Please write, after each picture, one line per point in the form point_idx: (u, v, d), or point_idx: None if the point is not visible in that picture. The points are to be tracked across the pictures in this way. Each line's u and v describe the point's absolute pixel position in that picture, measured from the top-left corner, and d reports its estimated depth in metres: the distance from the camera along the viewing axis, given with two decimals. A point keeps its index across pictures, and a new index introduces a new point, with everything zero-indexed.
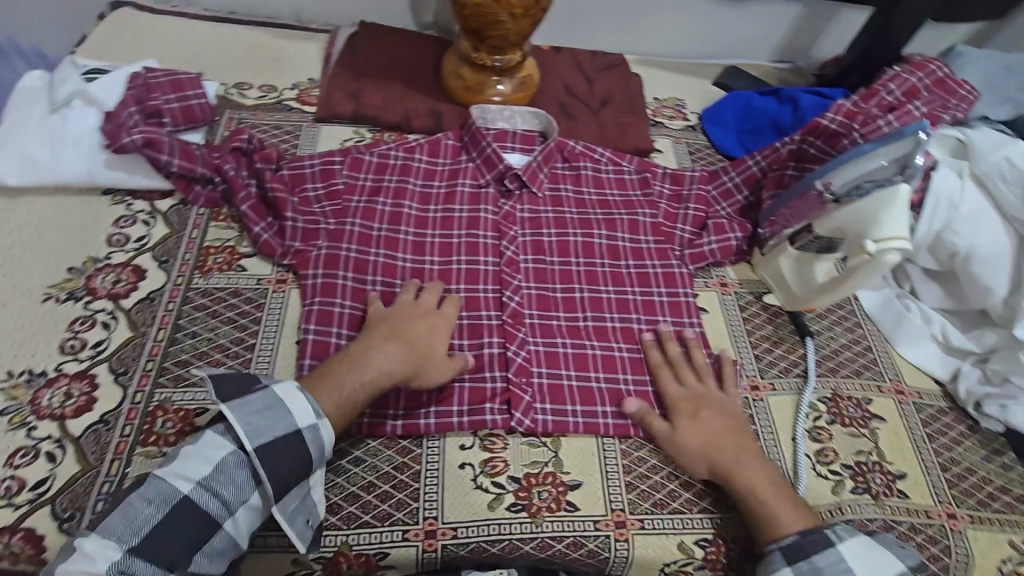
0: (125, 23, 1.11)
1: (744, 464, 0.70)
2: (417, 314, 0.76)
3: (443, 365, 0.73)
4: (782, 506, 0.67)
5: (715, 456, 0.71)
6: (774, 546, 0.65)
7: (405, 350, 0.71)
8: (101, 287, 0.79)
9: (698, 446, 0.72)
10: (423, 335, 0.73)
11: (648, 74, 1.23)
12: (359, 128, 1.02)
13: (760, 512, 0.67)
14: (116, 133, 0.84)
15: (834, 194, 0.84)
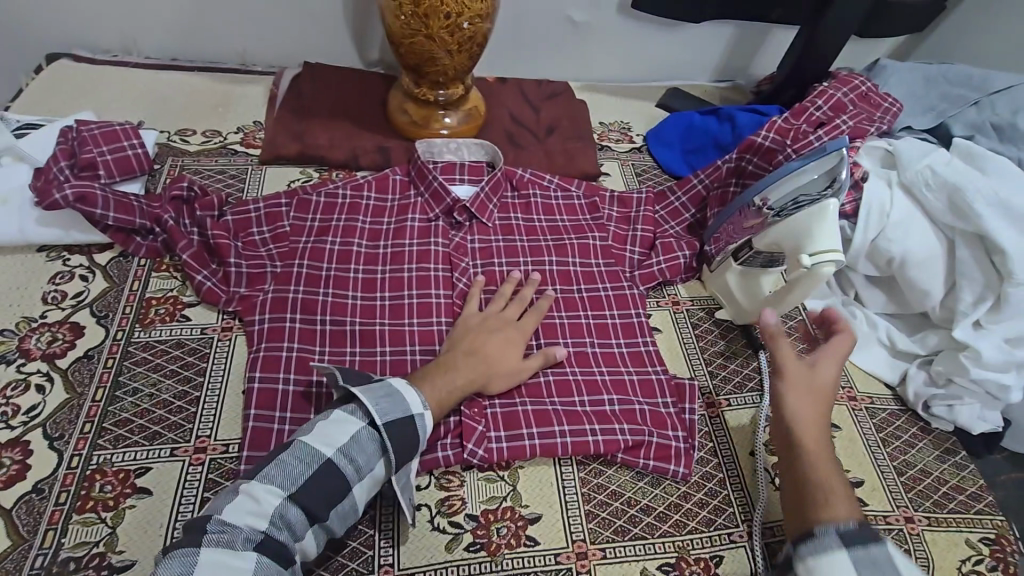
0: (62, 75, 1.09)
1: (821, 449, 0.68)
2: (500, 324, 0.81)
3: (518, 371, 0.78)
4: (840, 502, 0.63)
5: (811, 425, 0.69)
6: (830, 528, 0.60)
7: (478, 363, 0.75)
8: (35, 348, 0.76)
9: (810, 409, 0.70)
10: (501, 343, 0.78)
11: (593, 99, 1.26)
12: (306, 168, 1.02)
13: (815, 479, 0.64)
14: (46, 190, 0.82)
15: (768, 213, 0.85)
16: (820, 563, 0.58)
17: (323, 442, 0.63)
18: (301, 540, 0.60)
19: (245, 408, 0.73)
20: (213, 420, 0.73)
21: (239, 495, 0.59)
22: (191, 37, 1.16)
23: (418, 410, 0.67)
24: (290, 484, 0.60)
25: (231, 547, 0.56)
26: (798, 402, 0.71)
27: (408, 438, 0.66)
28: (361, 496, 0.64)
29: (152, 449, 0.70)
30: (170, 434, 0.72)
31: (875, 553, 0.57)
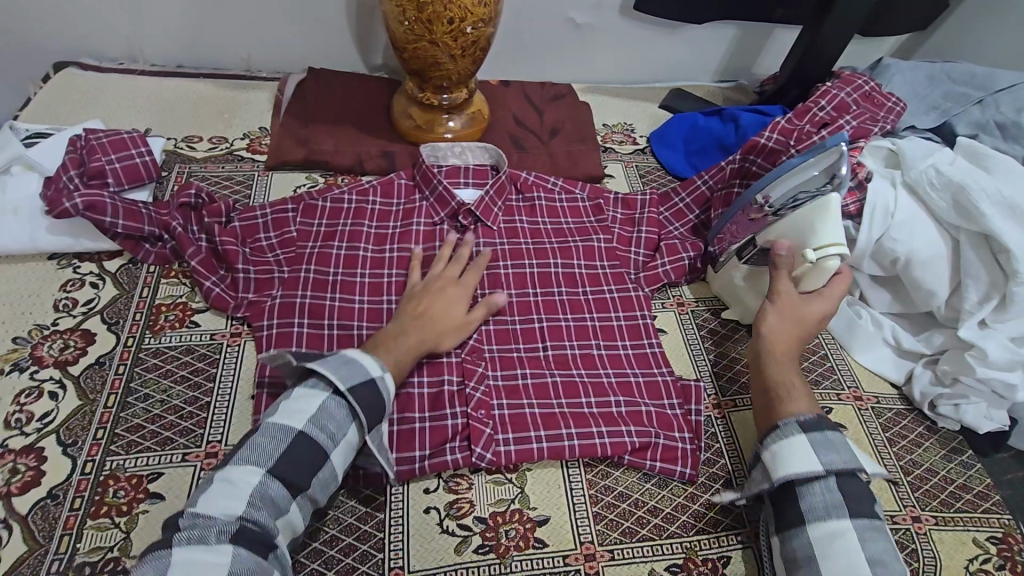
0: (69, 83, 1.10)
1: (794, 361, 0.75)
2: (444, 284, 0.84)
3: (463, 326, 0.81)
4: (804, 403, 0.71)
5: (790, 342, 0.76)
6: (792, 422, 0.68)
7: (426, 325, 0.78)
8: (47, 356, 0.77)
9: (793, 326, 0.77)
10: (444, 303, 0.81)
11: (596, 101, 1.26)
12: (312, 174, 1.03)
13: (783, 382, 0.73)
14: (57, 199, 0.83)
15: (771, 208, 0.86)
16: (784, 441, 0.67)
17: (291, 417, 0.64)
18: (284, 516, 0.61)
19: (256, 413, 0.74)
20: (224, 425, 0.74)
21: (213, 485, 0.60)
22: (197, 44, 1.17)
23: (378, 371, 0.68)
24: (265, 461, 0.61)
25: (204, 542, 0.55)
26: (781, 320, 0.77)
27: (374, 400, 0.67)
28: (339, 463, 0.65)
29: (163, 454, 0.71)
30: (181, 439, 0.72)
31: (830, 437, 0.66)
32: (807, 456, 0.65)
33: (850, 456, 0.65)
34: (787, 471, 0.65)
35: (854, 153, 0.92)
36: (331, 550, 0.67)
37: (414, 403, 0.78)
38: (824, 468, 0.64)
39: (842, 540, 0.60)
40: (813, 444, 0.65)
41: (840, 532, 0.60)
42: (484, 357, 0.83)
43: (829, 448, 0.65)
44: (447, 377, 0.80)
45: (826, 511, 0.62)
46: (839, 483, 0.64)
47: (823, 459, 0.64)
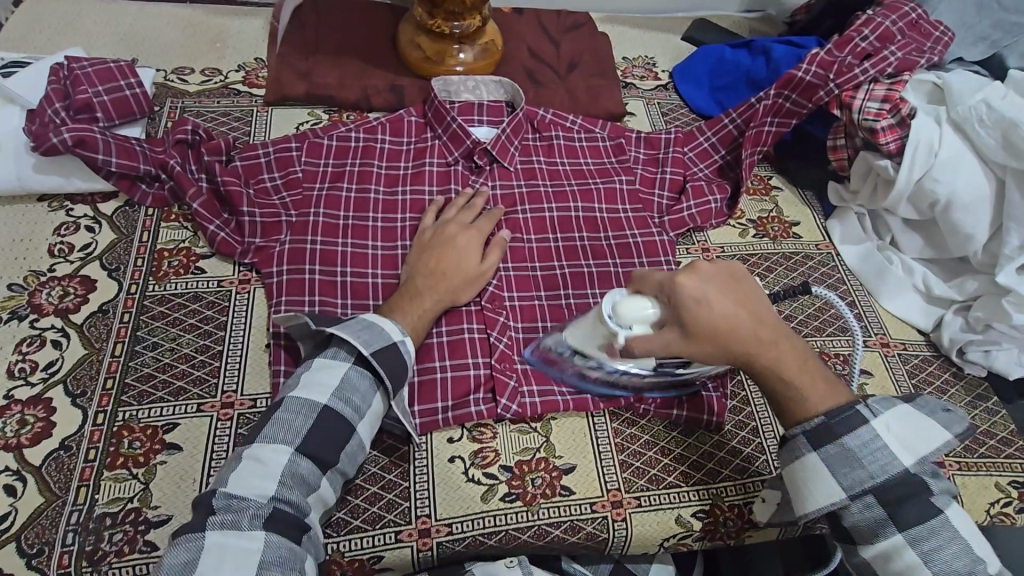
0: (44, 8, 1.01)
1: (776, 335, 0.62)
2: (455, 231, 0.79)
3: (479, 276, 0.78)
4: (817, 379, 0.62)
5: (744, 338, 0.61)
6: (798, 430, 0.62)
7: (441, 281, 0.75)
8: (47, 304, 0.73)
9: (734, 316, 0.61)
10: (456, 253, 0.77)
11: (615, 32, 1.17)
12: (315, 110, 0.96)
13: (787, 394, 0.62)
14: (42, 134, 0.76)
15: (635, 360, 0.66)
16: (797, 471, 0.62)
17: (314, 391, 0.62)
18: (316, 492, 0.59)
19: (274, 365, 0.71)
20: (238, 375, 0.71)
21: (242, 465, 0.58)
22: None
23: (398, 336, 0.66)
24: (293, 438, 0.60)
25: (238, 527, 0.54)
26: (720, 345, 0.61)
27: (397, 367, 0.65)
28: (366, 434, 0.64)
29: (178, 404, 0.68)
30: (195, 389, 0.70)
31: (848, 446, 0.60)
32: (824, 482, 0.60)
33: (887, 463, 0.59)
34: (810, 504, 0.61)
35: (897, 87, 0.86)
36: (355, 499, 0.66)
37: (434, 352, 0.75)
38: (845, 492, 0.60)
39: (899, 560, 0.58)
40: (825, 466, 0.60)
41: (893, 553, 0.58)
42: (505, 306, 0.80)
43: (849, 463, 0.60)
44: (468, 326, 0.77)
45: (873, 532, 0.59)
46: (877, 497, 0.59)
47: (845, 481, 0.60)
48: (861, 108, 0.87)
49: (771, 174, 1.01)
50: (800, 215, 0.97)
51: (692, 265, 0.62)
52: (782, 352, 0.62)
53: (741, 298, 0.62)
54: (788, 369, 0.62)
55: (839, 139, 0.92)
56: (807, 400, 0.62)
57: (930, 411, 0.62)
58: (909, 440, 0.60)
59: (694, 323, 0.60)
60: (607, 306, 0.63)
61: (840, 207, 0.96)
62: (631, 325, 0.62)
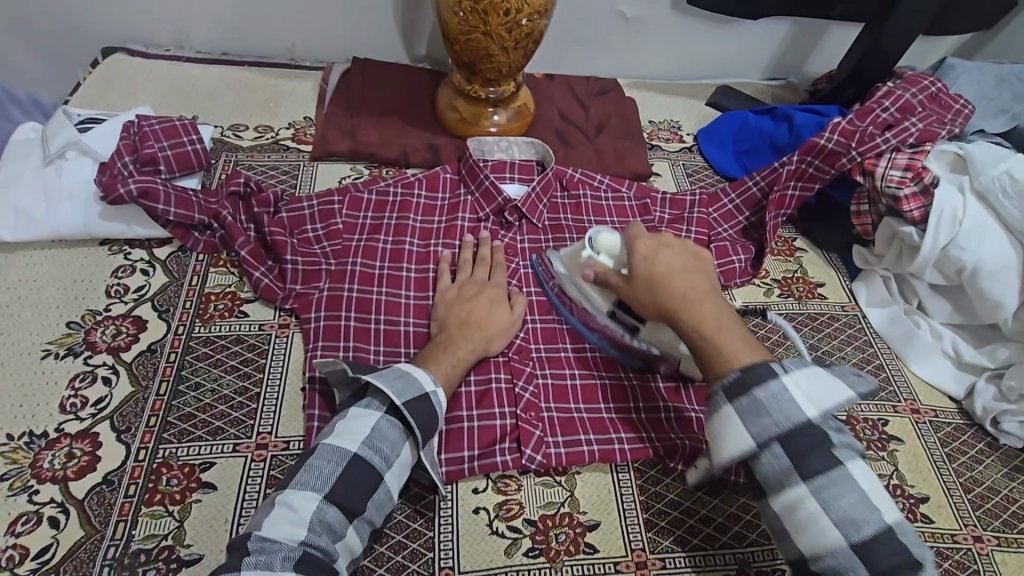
0: (119, 69, 1.11)
1: (699, 300, 0.70)
2: (480, 287, 0.83)
3: (510, 327, 0.80)
4: (736, 341, 0.67)
5: (671, 295, 0.72)
6: (717, 388, 0.63)
7: (474, 332, 0.78)
8: (101, 341, 0.77)
9: (672, 273, 0.73)
10: (485, 307, 0.80)
11: (641, 97, 1.23)
12: (357, 165, 1.02)
13: (705, 346, 0.67)
14: (110, 185, 0.82)
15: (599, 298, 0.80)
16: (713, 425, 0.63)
17: (345, 439, 0.64)
18: (343, 540, 0.60)
19: (309, 409, 0.73)
20: (273, 416, 0.74)
21: (274, 509, 0.60)
22: (242, 31, 1.16)
23: (429, 386, 0.69)
24: (323, 486, 0.61)
25: (270, 568, 0.56)
26: (649, 292, 0.73)
27: (427, 416, 0.67)
28: (394, 484, 0.65)
29: (215, 444, 0.71)
30: (232, 429, 0.72)
31: (758, 397, 0.60)
32: (736, 432, 0.61)
33: (790, 411, 0.60)
34: (723, 454, 0.62)
35: (920, 156, 0.89)
36: (381, 547, 0.67)
37: (462, 402, 0.77)
38: (754, 440, 0.60)
39: (803, 510, 0.58)
40: (739, 417, 0.61)
41: (798, 503, 0.58)
42: (532, 357, 0.82)
43: (757, 414, 0.60)
44: (495, 376, 0.79)
45: (779, 485, 0.60)
46: (784, 447, 0.59)
47: (755, 428, 0.60)
48: (884, 175, 0.89)
49: (795, 236, 1.03)
50: (825, 277, 0.98)
51: (661, 238, 0.78)
52: (705, 309, 0.69)
53: (692, 270, 0.75)
54: (706, 324, 0.68)
55: (862, 205, 0.94)
56: (722, 354, 0.66)
57: (841, 374, 0.64)
58: (816, 395, 0.61)
59: (640, 269, 0.75)
60: (589, 241, 0.82)
61: (865, 270, 0.97)
62: (601, 253, 0.80)
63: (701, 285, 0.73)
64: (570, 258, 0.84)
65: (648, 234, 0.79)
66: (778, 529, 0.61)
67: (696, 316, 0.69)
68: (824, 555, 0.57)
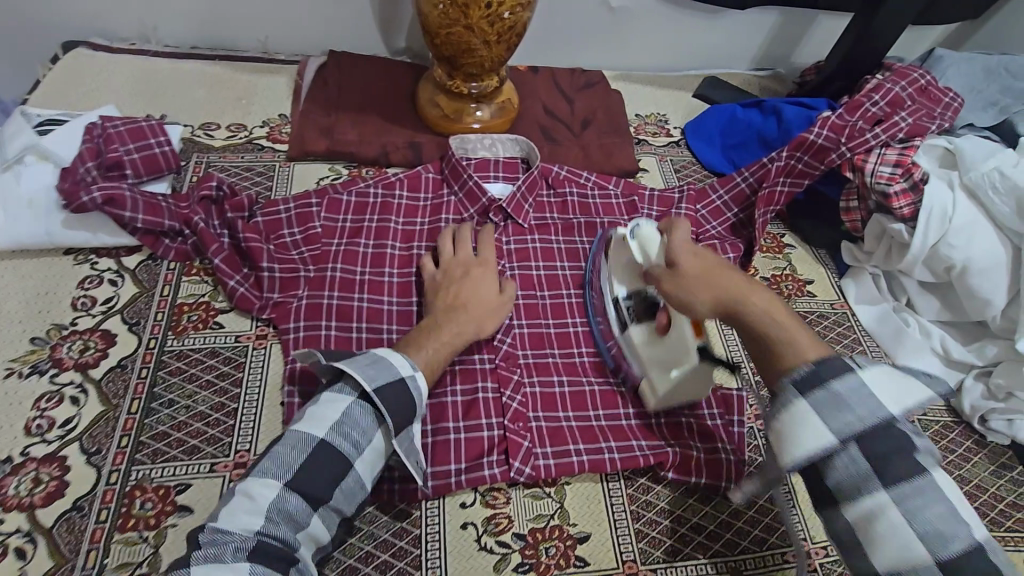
0: (81, 64, 1.06)
1: (755, 297, 0.62)
2: (466, 268, 0.81)
3: (498, 307, 0.78)
4: (801, 337, 0.59)
5: (730, 284, 0.63)
6: (787, 382, 0.56)
7: (460, 315, 0.75)
8: (68, 358, 0.74)
9: (721, 273, 0.64)
10: (469, 287, 0.78)
11: (628, 90, 1.20)
12: (335, 165, 0.99)
13: (769, 342, 0.59)
14: (73, 193, 0.78)
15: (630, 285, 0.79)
16: (781, 424, 0.56)
17: (314, 427, 0.61)
18: (305, 529, 0.59)
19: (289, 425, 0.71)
20: (252, 432, 0.72)
21: (233, 498, 0.58)
22: (212, 23, 1.11)
23: (407, 372, 0.65)
24: (284, 475, 0.59)
25: (221, 561, 0.54)
26: (700, 291, 0.64)
27: (403, 403, 0.64)
28: (365, 473, 0.63)
29: (192, 464, 0.68)
30: (209, 447, 0.70)
31: (836, 391, 0.54)
32: (811, 430, 0.54)
33: (873, 407, 0.53)
34: (797, 454, 0.54)
35: (910, 152, 0.87)
36: (366, 567, 0.65)
37: (448, 412, 0.75)
38: (835, 437, 0.53)
39: (883, 521, 0.51)
40: (816, 413, 0.54)
41: (876, 513, 0.51)
42: (519, 364, 0.80)
43: (837, 409, 0.54)
44: (482, 385, 0.77)
45: (857, 491, 0.53)
46: (861, 448, 0.53)
47: (835, 425, 0.53)
48: (874, 171, 0.88)
49: (784, 232, 1.02)
50: (814, 274, 0.97)
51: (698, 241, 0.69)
52: (760, 303, 0.61)
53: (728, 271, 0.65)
54: (763, 323, 0.60)
55: (852, 201, 0.93)
56: (793, 351, 0.58)
57: (917, 373, 0.58)
58: (895, 392, 0.55)
59: (681, 268, 0.66)
60: (631, 227, 0.78)
61: (854, 267, 0.96)
62: (643, 245, 0.75)
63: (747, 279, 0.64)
64: (619, 257, 0.81)
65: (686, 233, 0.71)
66: (847, 539, 0.54)
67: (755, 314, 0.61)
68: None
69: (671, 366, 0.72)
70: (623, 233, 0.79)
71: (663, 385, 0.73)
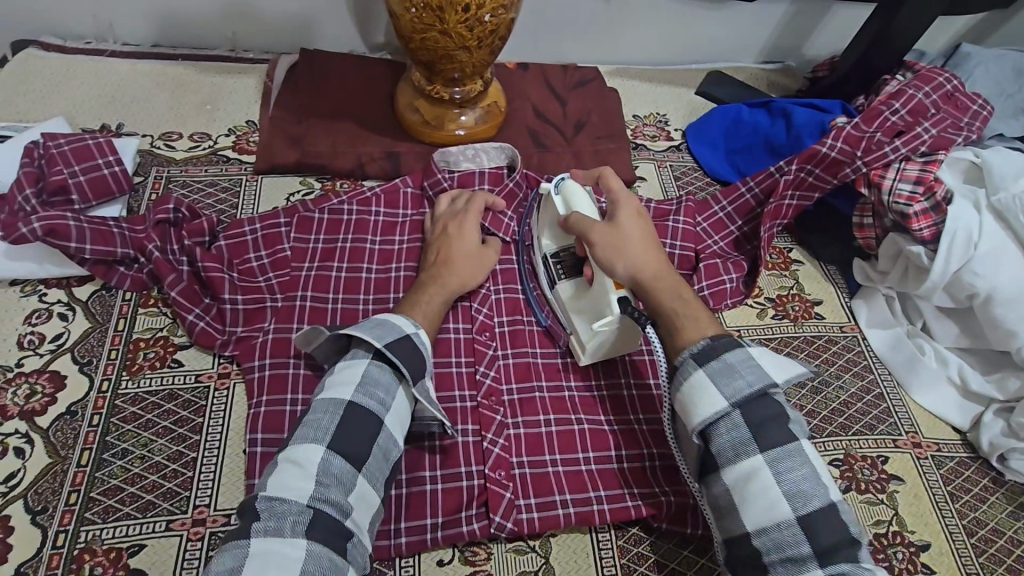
0: (29, 67, 0.97)
1: (666, 276, 0.69)
2: (448, 222, 0.80)
3: (480, 256, 0.78)
4: (700, 313, 0.66)
5: (650, 250, 0.71)
6: (686, 355, 0.61)
7: (448, 273, 0.75)
8: (12, 405, 0.68)
9: (640, 244, 0.71)
10: (457, 241, 0.77)
11: (625, 87, 1.12)
12: (307, 179, 0.92)
13: (668, 313, 0.66)
14: (12, 223, 0.72)
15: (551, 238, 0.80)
16: (684, 396, 0.60)
17: (338, 389, 0.61)
18: (354, 491, 0.57)
19: (250, 477, 0.66)
20: (212, 485, 0.66)
21: (279, 467, 0.56)
22: (172, 20, 1.02)
23: (411, 329, 0.66)
24: (323, 436, 0.58)
25: (281, 534, 0.53)
26: (623, 259, 0.69)
27: (414, 359, 0.64)
28: (396, 428, 0.62)
29: (146, 522, 0.63)
30: (165, 504, 0.64)
31: (729, 362, 0.59)
32: (708, 395, 0.58)
33: (759, 373, 0.59)
34: (695, 418, 0.59)
35: (932, 167, 0.81)
36: None
37: (425, 460, 0.69)
38: (728, 402, 0.58)
39: (757, 481, 0.55)
40: (711, 380, 0.59)
41: (752, 474, 0.56)
42: (503, 401, 0.73)
43: (729, 376, 0.58)
44: (462, 428, 0.71)
45: (733, 451, 0.57)
46: (743, 415, 0.57)
47: (728, 390, 0.58)
48: (892, 190, 0.81)
49: (791, 246, 0.95)
50: (823, 293, 0.91)
51: (631, 202, 0.75)
52: (669, 279, 0.69)
53: (652, 242, 0.72)
54: (669, 299, 0.67)
55: (865, 217, 0.86)
56: (686, 327, 0.64)
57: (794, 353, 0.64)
58: (775, 365, 0.61)
59: (612, 230, 0.71)
60: (555, 182, 0.79)
61: (866, 287, 0.89)
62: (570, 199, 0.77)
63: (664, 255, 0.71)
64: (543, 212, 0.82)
65: (623, 196, 0.75)
66: (723, 503, 0.58)
67: (665, 291, 0.67)
68: (767, 530, 0.54)
69: (595, 319, 0.72)
70: (546, 188, 0.80)
71: (589, 339, 0.73)
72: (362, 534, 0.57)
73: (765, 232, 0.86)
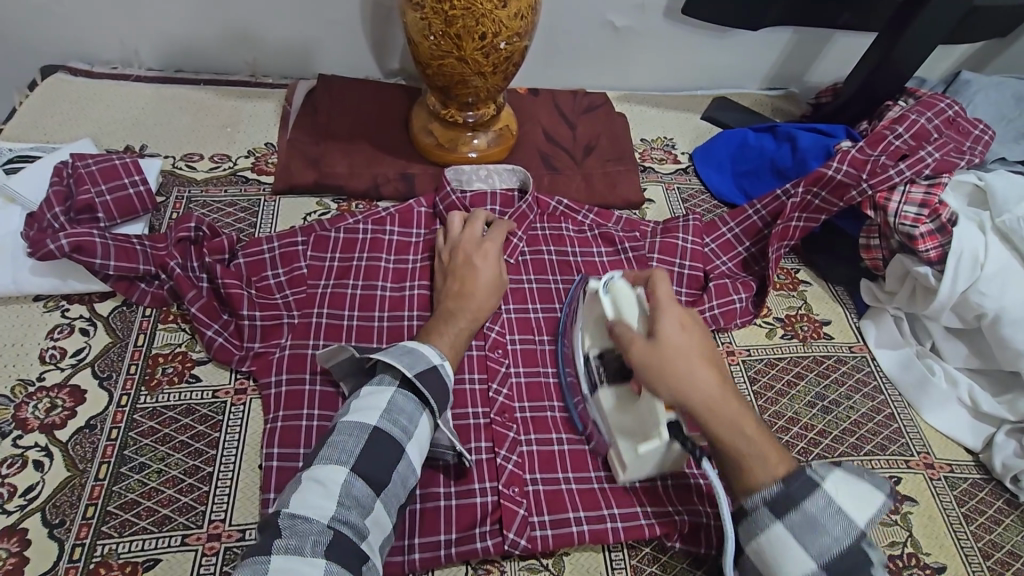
0: (57, 91, 1.01)
1: (729, 403, 0.58)
2: (469, 249, 0.80)
3: (499, 284, 0.78)
4: (767, 449, 0.57)
5: (707, 375, 0.59)
6: (758, 501, 0.55)
7: (466, 298, 0.75)
8: (33, 419, 0.69)
9: (693, 369, 0.59)
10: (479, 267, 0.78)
11: (633, 113, 1.15)
12: (323, 199, 0.94)
13: (734, 455, 0.57)
14: (40, 240, 0.74)
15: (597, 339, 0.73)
16: (760, 544, 0.55)
17: (365, 415, 0.61)
18: (372, 514, 0.57)
19: (265, 491, 0.66)
20: (228, 500, 0.67)
21: (303, 485, 0.57)
22: (196, 47, 1.06)
23: (437, 359, 0.66)
24: (348, 458, 0.58)
25: (301, 553, 0.52)
26: (669, 388, 0.59)
27: (440, 390, 0.65)
28: (416, 457, 0.62)
29: (161, 537, 0.63)
30: (181, 518, 0.65)
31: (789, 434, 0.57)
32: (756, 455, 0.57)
33: None
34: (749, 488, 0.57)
35: (936, 190, 0.83)
36: None
37: (439, 477, 0.69)
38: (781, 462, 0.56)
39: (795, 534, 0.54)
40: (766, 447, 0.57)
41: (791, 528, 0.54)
42: (516, 418, 0.74)
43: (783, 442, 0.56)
44: (475, 446, 0.72)
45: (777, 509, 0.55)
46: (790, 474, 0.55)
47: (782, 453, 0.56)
48: (898, 212, 0.83)
49: (798, 267, 0.97)
50: (831, 313, 0.92)
51: (677, 308, 0.64)
52: (725, 404, 0.58)
53: (709, 360, 0.61)
54: (734, 440, 0.57)
55: (872, 239, 0.87)
56: (749, 473, 0.56)
57: None
58: None
59: (658, 351, 0.60)
60: (604, 281, 0.71)
61: (874, 308, 0.90)
62: (613, 302, 0.68)
63: (721, 368, 0.61)
64: (590, 307, 0.75)
65: (671, 299, 0.64)
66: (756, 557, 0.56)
67: (723, 424, 0.58)
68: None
69: (639, 440, 0.66)
70: (595, 286, 0.73)
71: (631, 459, 0.67)
72: (376, 556, 0.57)
73: (773, 248, 0.87)
